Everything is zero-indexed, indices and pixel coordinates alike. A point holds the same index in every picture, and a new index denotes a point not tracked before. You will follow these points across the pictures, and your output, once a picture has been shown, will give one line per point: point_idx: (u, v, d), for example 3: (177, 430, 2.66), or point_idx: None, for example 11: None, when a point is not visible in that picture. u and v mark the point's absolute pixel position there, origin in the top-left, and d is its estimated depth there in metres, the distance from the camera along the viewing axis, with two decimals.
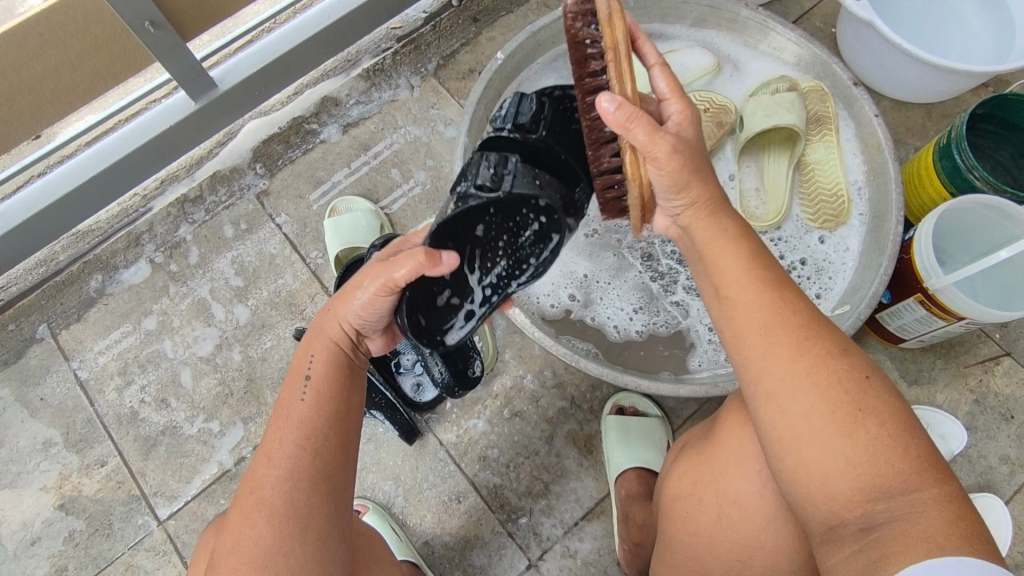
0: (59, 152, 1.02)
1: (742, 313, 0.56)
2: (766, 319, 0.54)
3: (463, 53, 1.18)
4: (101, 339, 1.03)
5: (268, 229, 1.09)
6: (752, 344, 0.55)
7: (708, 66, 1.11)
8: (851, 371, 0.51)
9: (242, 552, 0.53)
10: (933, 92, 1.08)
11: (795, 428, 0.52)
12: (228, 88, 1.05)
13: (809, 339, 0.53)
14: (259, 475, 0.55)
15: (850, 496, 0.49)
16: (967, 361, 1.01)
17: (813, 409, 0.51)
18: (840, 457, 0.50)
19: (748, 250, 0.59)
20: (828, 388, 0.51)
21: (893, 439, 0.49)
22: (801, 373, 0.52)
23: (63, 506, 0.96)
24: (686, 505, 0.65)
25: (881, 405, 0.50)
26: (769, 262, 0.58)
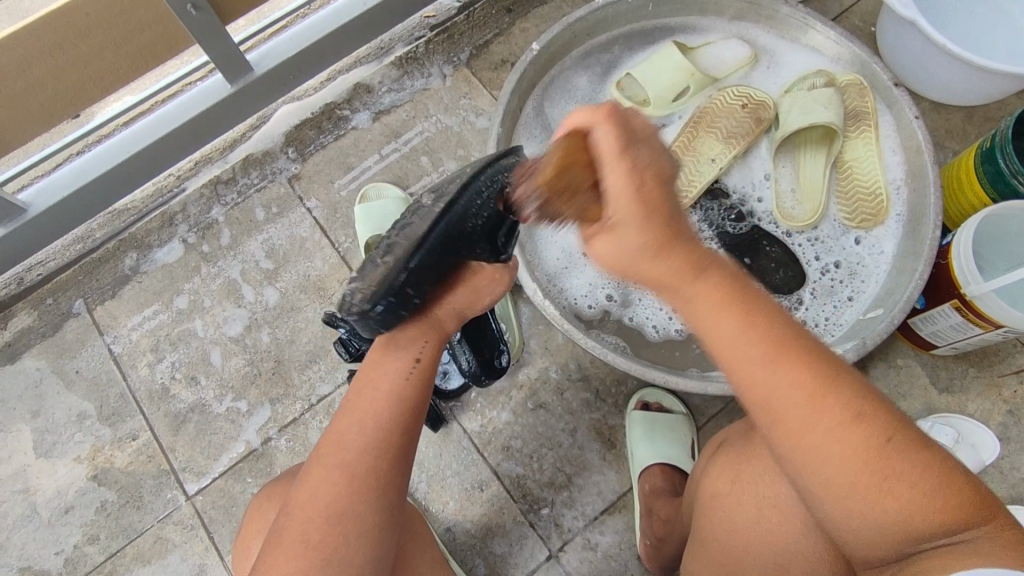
0: (98, 132, 1.04)
1: (765, 389, 0.48)
2: (788, 395, 0.48)
3: (497, 43, 1.17)
4: (134, 316, 1.05)
5: (299, 213, 1.10)
6: (783, 423, 0.49)
7: (744, 58, 1.10)
8: (883, 420, 0.48)
9: (320, 505, 0.57)
10: (977, 94, 1.06)
11: (827, 485, 0.49)
12: (264, 71, 1.05)
13: (831, 393, 0.48)
14: (348, 437, 0.59)
15: (885, 541, 0.48)
16: (1002, 370, 0.99)
17: (842, 470, 0.48)
18: (870, 511, 0.48)
19: (733, 313, 0.49)
20: (850, 455, 0.47)
21: (933, 484, 0.47)
22: (831, 435, 0.47)
23: (95, 477, 0.98)
24: (723, 506, 0.65)
25: (909, 452, 0.47)
26: (769, 321, 0.49)
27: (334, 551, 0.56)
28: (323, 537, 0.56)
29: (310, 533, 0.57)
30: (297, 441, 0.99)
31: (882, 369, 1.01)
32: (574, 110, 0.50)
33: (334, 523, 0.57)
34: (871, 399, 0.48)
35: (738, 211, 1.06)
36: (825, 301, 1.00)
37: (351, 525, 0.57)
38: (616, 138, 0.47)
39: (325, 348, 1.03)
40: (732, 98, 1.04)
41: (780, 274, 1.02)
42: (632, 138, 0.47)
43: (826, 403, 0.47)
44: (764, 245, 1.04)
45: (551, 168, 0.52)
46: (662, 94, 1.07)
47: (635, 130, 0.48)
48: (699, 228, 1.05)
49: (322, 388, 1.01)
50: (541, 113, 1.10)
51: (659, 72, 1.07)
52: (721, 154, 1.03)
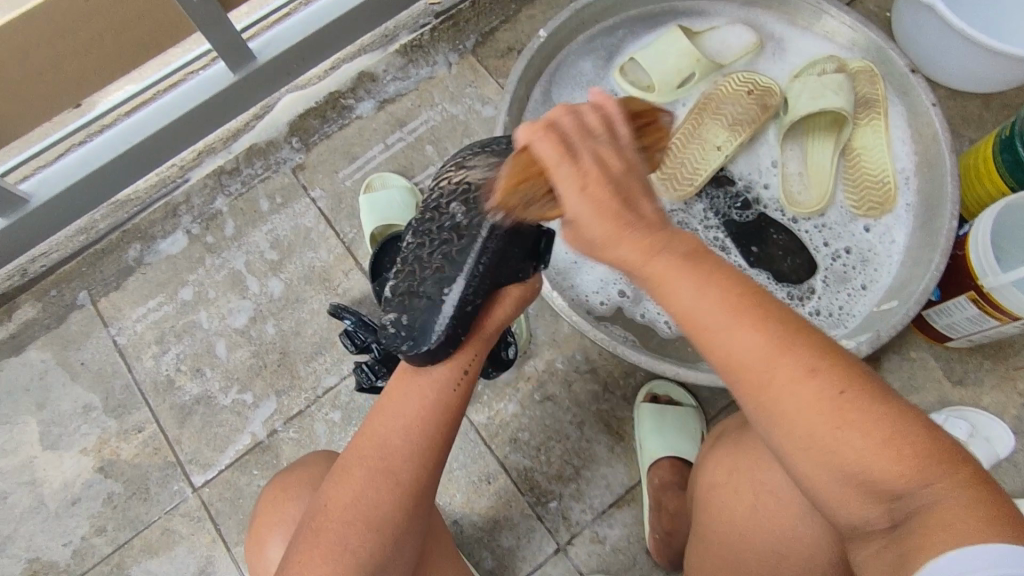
0: (99, 122, 1.03)
1: (730, 346, 0.46)
2: (758, 346, 0.45)
3: (503, 31, 1.15)
4: (138, 307, 1.05)
5: (304, 203, 1.09)
6: (750, 372, 0.46)
7: (750, 44, 1.07)
8: (853, 368, 0.46)
9: (359, 506, 0.58)
10: (996, 81, 1.03)
11: (801, 439, 0.46)
12: (268, 59, 1.04)
13: (797, 346, 0.45)
14: (389, 441, 0.61)
15: (883, 480, 0.45)
16: (1018, 363, 0.97)
17: (814, 417, 0.45)
18: (855, 449, 0.45)
19: (703, 270, 0.47)
20: (820, 395, 0.45)
21: (914, 438, 0.44)
22: (798, 381, 0.45)
23: (101, 469, 0.98)
24: (718, 497, 0.65)
25: (880, 402, 0.45)
26: (723, 284, 0.47)
27: (369, 552, 0.57)
28: (361, 538, 0.57)
29: (346, 532, 0.57)
30: (303, 433, 0.98)
31: (894, 361, 0.99)
32: (597, 86, 0.51)
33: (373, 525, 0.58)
34: (841, 358, 0.46)
35: (744, 199, 1.04)
36: (837, 289, 0.98)
37: (390, 530, 0.59)
38: (561, 148, 0.45)
39: (330, 340, 1.02)
40: (737, 84, 1.02)
41: (788, 262, 1.00)
42: (582, 137, 0.46)
43: (788, 352, 0.45)
44: (772, 232, 1.02)
45: (507, 184, 0.54)
46: (667, 79, 1.05)
47: (587, 130, 0.46)
48: (706, 217, 1.03)
49: (328, 380, 1.00)
50: (549, 101, 1.08)
51: (663, 57, 1.04)
52: (727, 142, 1.01)
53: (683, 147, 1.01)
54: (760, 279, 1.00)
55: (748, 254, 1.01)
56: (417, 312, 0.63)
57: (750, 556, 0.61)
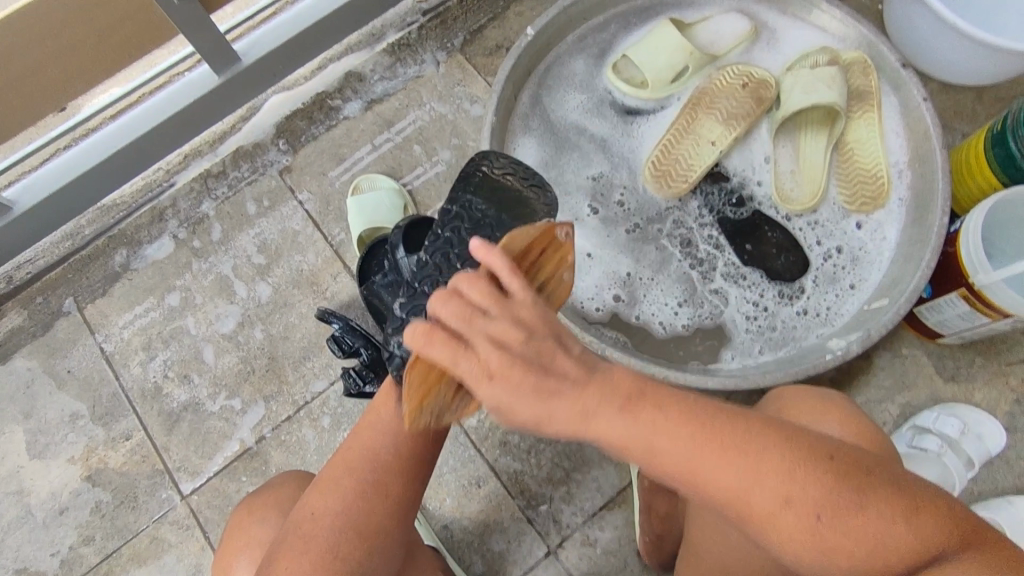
0: (85, 125, 1.01)
1: (709, 485, 0.45)
2: (731, 479, 0.45)
3: (491, 28, 1.14)
4: (125, 314, 1.04)
5: (291, 206, 1.08)
6: (731, 500, 0.45)
7: (744, 33, 1.06)
8: (821, 470, 0.46)
9: (351, 518, 0.57)
10: (989, 75, 1.02)
11: (785, 550, 0.47)
12: (252, 61, 1.03)
13: (765, 457, 0.45)
14: (379, 453, 0.59)
15: (893, 556, 0.46)
16: (1010, 359, 0.97)
17: (795, 535, 0.46)
18: (864, 534, 0.46)
19: (648, 411, 0.44)
20: (813, 488, 0.45)
21: (892, 518, 0.46)
22: (774, 510, 0.45)
23: (89, 478, 0.98)
24: (714, 530, 0.65)
25: (849, 496, 0.46)
26: (702, 419, 0.45)
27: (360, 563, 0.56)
28: (352, 549, 0.56)
29: (337, 544, 0.56)
30: (292, 438, 0.98)
31: (886, 359, 0.99)
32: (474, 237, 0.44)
33: (365, 537, 0.57)
34: (807, 460, 0.46)
35: (738, 195, 1.03)
36: (827, 288, 0.97)
37: (382, 540, 0.58)
38: (469, 317, 0.40)
39: (319, 344, 1.01)
40: (732, 76, 1.02)
41: (782, 260, 0.99)
42: (508, 294, 0.41)
43: (754, 469, 0.45)
44: (766, 230, 1.01)
45: (409, 399, 0.46)
46: (660, 74, 1.03)
47: (473, 307, 0.40)
48: (700, 214, 1.02)
49: (317, 384, 1.00)
50: (536, 100, 1.07)
51: (655, 51, 1.03)
52: (721, 136, 1.00)
53: (677, 142, 1.00)
54: (751, 277, 0.99)
55: (742, 252, 1.00)
56: (410, 329, 0.62)
57: None
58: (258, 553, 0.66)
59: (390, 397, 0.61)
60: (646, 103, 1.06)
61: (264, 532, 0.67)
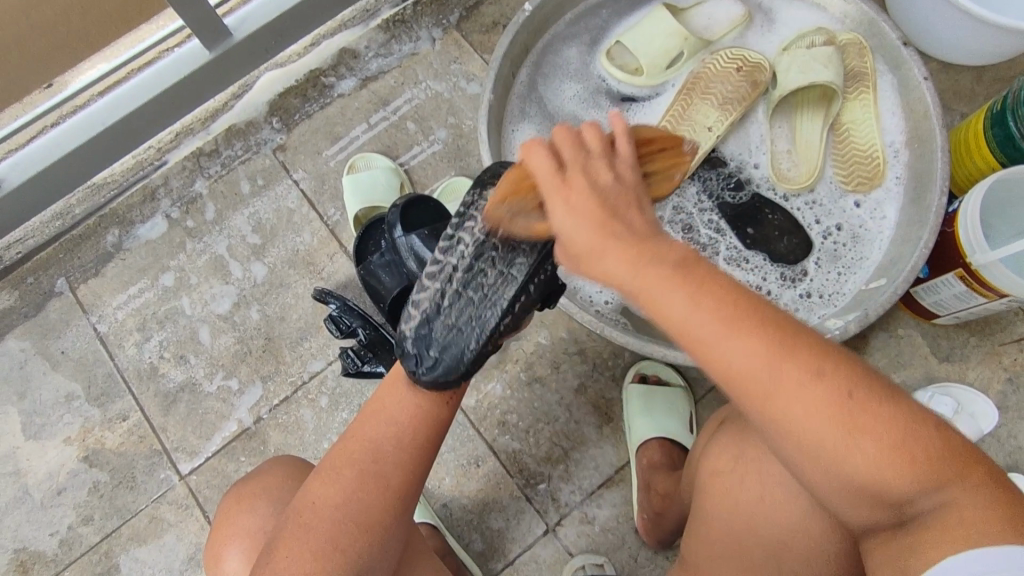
0: (72, 103, 0.99)
1: (724, 355, 0.44)
2: (752, 354, 0.44)
3: (488, 4, 1.12)
4: (119, 294, 1.03)
5: (285, 185, 1.06)
6: (754, 397, 0.45)
7: (738, 17, 1.04)
8: (857, 376, 0.44)
9: (352, 506, 0.57)
10: (992, 54, 1.01)
11: (803, 446, 0.45)
12: (244, 36, 1.00)
13: (795, 347, 0.44)
14: (379, 446, 0.59)
15: (900, 480, 0.44)
16: (1003, 339, 0.98)
17: (818, 416, 0.44)
18: (862, 459, 0.44)
19: (696, 279, 0.45)
20: (823, 401, 0.44)
21: (912, 434, 0.44)
22: (804, 386, 0.44)
23: (86, 458, 0.97)
24: (724, 482, 0.64)
25: (878, 401, 0.44)
26: (743, 300, 0.45)
27: (356, 557, 0.56)
28: (351, 540, 0.56)
29: (335, 533, 0.56)
30: (290, 419, 0.98)
31: (881, 339, 1.00)
32: (614, 110, 0.53)
33: (361, 525, 0.56)
34: (832, 352, 0.45)
35: (737, 179, 1.02)
36: (829, 268, 0.97)
37: (380, 534, 0.57)
38: (553, 168, 0.48)
39: (316, 325, 1.01)
40: (726, 62, 1.00)
41: (784, 241, 0.99)
42: (577, 152, 0.49)
43: (784, 359, 0.44)
44: (766, 212, 1.00)
45: (495, 195, 0.55)
46: (654, 60, 1.02)
47: (584, 148, 0.49)
48: (699, 200, 1.02)
49: (314, 364, 0.99)
50: (532, 79, 1.05)
51: (649, 37, 1.03)
52: (716, 122, 0.99)
53: (673, 129, 1.00)
54: (754, 259, 0.99)
55: (744, 235, 1.00)
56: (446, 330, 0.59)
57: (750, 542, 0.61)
58: (249, 545, 0.65)
59: (394, 391, 0.61)
60: (640, 90, 1.05)
61: (254, 522, 0.66)
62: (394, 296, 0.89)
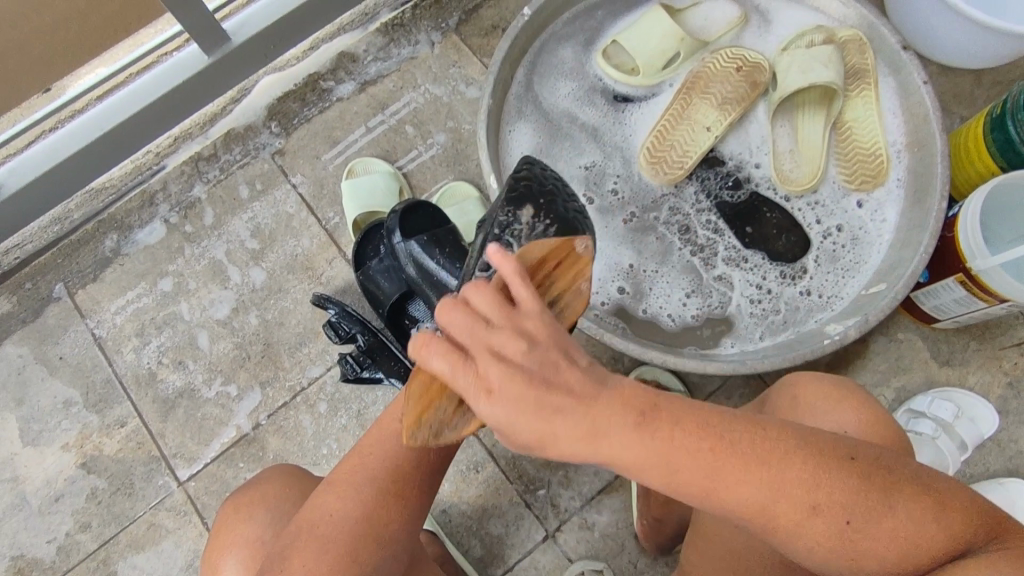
0: (71, 107, 0.99)
1: (734, 497, 0.44)
2: (755, 496, 0.44)
3: (487, 8, 1.12)
4: (117, 299, 1.02)
5: (284, 190, 1.06)
6: (755, 515, 0.45)
7: (734, 17, 1.04)
8: (849, 480, 0.45)
9: (369, 522, 0.56)
10: (993, 58, 1.01)
11: (814, 548, 0.47)
12: (243, 41, 1.00)
13: (784, 458, 0.45)
14: (396, 461, 0.58)
15: (904, 563, 0.47)
16: (1003, 343, 0.98)
17: (824, 532, 0.46)
18: (880, 541, 0.46)
19: (654, 434, 0.42)
20: (829, 508, 0.45)
21: (916, 521, 0.46)
22: (804, 518, 0.45)
23: (85, 465, 0.97)
24: (717, 532, 0.63)
25: (882, 494, 0.46)
26: (737, 430, 0.44)
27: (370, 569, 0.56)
28: (369, 551, 0.56)
29: (351, 549, 0.55)
30: (289, 424, 0.97)
31: (882, 344, 0.99)
32: (489, 243, 0.42)
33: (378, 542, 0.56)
34: (827, 452, 0.46)
35: (735, 178, 1.02)
36: (828, 269, 0.97)
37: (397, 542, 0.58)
38: (475, 325, 0.39)
39: (314, 330, 1.00)
40: (725, 61, 1.00)
41: (783, 240, 0.99)
42: (479, 331, 0.39)
43: (779, 474, 0.44)
44: (765, 211, 1.00)
45: (406, 407, 0.46)
46: (651, 62, 1.02)
47: (480, 319, 0.40)
48: (697, 200, 1.02)
49: (313, 370, 0.99)
50: (532, 83, 1.05)
51: (647, 37, 1.02)
52: (716, 122, 0.99)
53: (672, 128, 1.00)
54: (753, 259, 0.99)
55: (743, 235, 1.00)
56: None
57: None
58: (249, 553, 0.65)
59: (404, 401, 0.59)
60: (637, 91, 1.05)
61: (254, 530, 0.66)
62: (393, 301, 0.90)
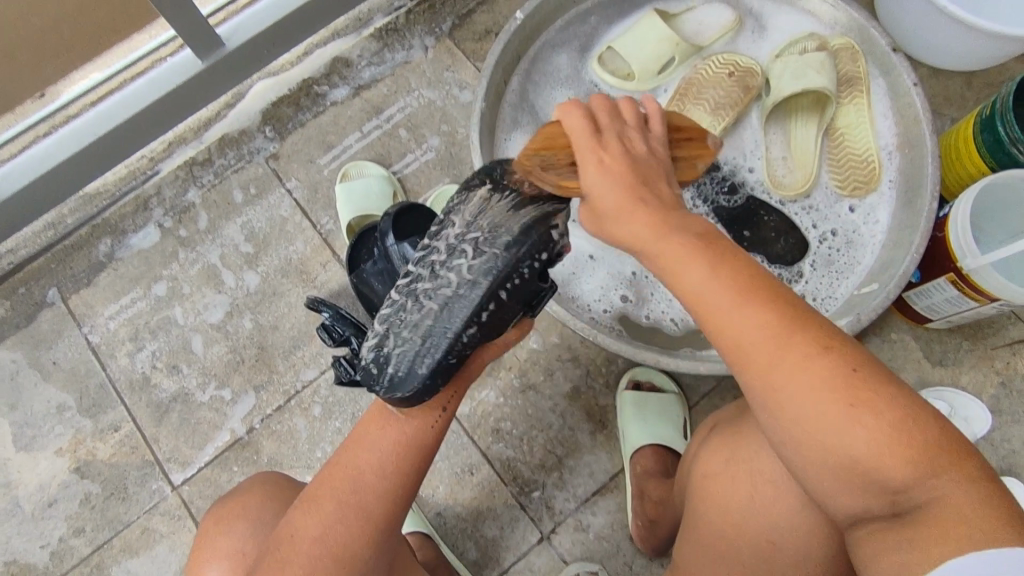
0: (64, 112, 0.99)
1: (738, 332, 0.48)
2: (762, 325, 0.47)
3: (480, 12, 1.12)
4: (111, 304, 1.02)
5: (278, 194, 1.06)
6: (749, 373, 0.48)
7: (728, 23, 1.05)
8: (836, 363, 0.45)
9: (329, 538, 0.57)
10: (980, 61, 1.02)
11: (795, 427, 0.46)
12: (237, 46, 1.01)
13: (793, 342, 0.46)
14: (362, 474, 0.59)
15: (897, 465, 0.44)
16: (996, 343, 0.98)
17: (812, 403, 0.45)
18: (863, 440, 0.44)
19: (714, 254, 0.50)
20: (820, 383, 0.45)
21: (901, 425, 0.44)
22: (797, 371, 0.46)
23: (78, 470, 0.97)
24: (716, 486, 0.64)
25: (870, 382, 0.45)
26: (771, 287, 0.49)
27: None
28: (324, 571, 0.56)
29: (311, 566, 0.56)
30: (284, 428, 0.97)
31: (875, 344, 1.00)
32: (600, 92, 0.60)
33: (339, 557, 0.56)
34: (826, 335, 0.47)
35: (731, 183, 1.02)
36: (824, 272, 0.98)
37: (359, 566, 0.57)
38: (586, 124, 0.56)
39: (309, 333, 1.00)
40: (718, 67, 1.01)
41: (781, 242, 1.00)
42: (611, 124, 0.57)
43: (788, 342, 0.46)
44: (762, 215, 1.01)
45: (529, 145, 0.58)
46: (646, 66, 1.03)
47: (601, 126, 0.56)
48: (694, 204, 1.02)
49: (307, 373, 0.99)
50: (525, 87, 1.05)
51: (642, 42, 1.03)
52: (710, 128, 0.99)
53: None
54: (751, 262, 0.99)
55: (740, 239, 1.00)
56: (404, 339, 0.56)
57: (738, 538, 0.61)
58: (231, 564, 0.64)
59: (376, 418, 0.61)
60: (633, 95, 1.06)
61: (234, 543, 0.65)
62: None
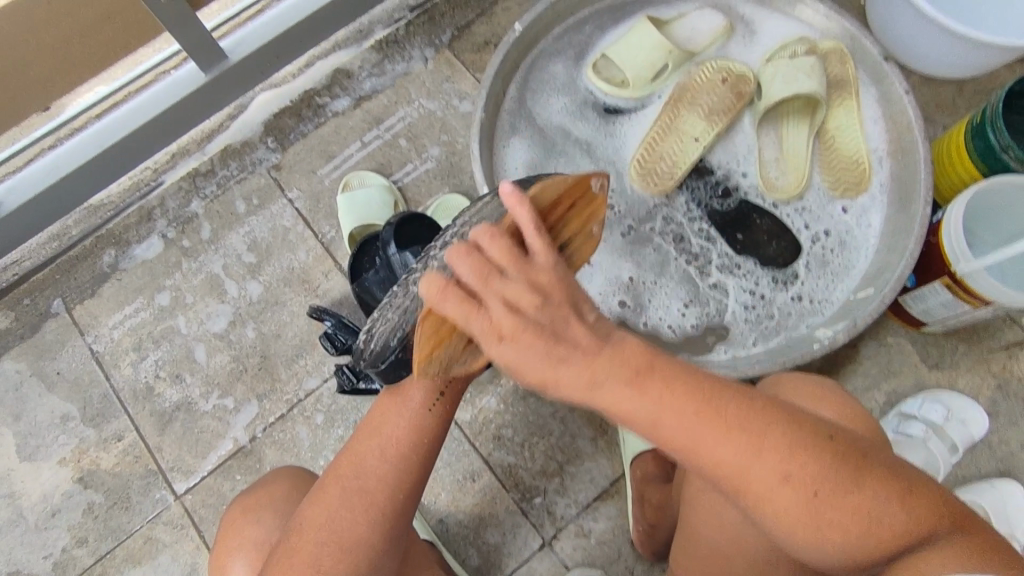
0: (69, 126, 1.01)
1: (710, 452, 0.47)
2: (733, 451, 0.47)
3: (479, 25, 1.14)
4: (115, 314, 1.03)
5: (280, 204, 1.07)
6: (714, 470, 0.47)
7: (720, 29, 1.07)
8: (822, 456, 0.48)
9: (335, 530, 0.57)
10: (974, 69, 1.04)
11: (780, 518, 0.48)
12: (239, 59, 1.02)
13: (767, 441, 0.47)
14: (368, 461, 0.59)
15: (875, 544, 0.48)
16: (991, 346, 0.99)
17: (790, 511, 0.47)
18: (844, 520, 0.47)
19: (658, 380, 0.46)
20: (795, 486, 0.47)
21: (880, 507, 0.47)
22: (774, 475, 0.47)
23: (81, 480, 0.97)
24: (704, 508, 0.65)
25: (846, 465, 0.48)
26: (721, 393, 0.47)
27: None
28: (333, 561, 0.56)
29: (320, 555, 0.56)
30: (286, 437, 0.98)
31: (872, 348, 1.01)
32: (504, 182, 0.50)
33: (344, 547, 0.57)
34: (791, 428, 0.48)
35: (724, 187, 1.04)
36: (819, 274, 0.99)
37: (365, 555, 0.57)
38: (485, 275, 0.44)
39: (311, 341, 1.01)
40: (711, 73, 1.03)
41: (774, 246, 1.01)
42: (504, 263, 0.45)
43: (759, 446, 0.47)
44: (755, 219, 1.02)
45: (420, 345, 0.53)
46: (640, 74, 1.04)
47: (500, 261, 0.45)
48: (688, 209, 1.03)
49: (309, 381, 1.00)
50: (524, 98, 1.07)
51: (634, 50, 1.05)
52: (704, 133, 1.01)
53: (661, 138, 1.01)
54: (746, 266, 1.00)
55: (734, 242, 1.01)
56: (386, 315, 0.61)
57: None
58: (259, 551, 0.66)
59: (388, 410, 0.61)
60: (627, 102, 1.07)
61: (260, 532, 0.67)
62: None
